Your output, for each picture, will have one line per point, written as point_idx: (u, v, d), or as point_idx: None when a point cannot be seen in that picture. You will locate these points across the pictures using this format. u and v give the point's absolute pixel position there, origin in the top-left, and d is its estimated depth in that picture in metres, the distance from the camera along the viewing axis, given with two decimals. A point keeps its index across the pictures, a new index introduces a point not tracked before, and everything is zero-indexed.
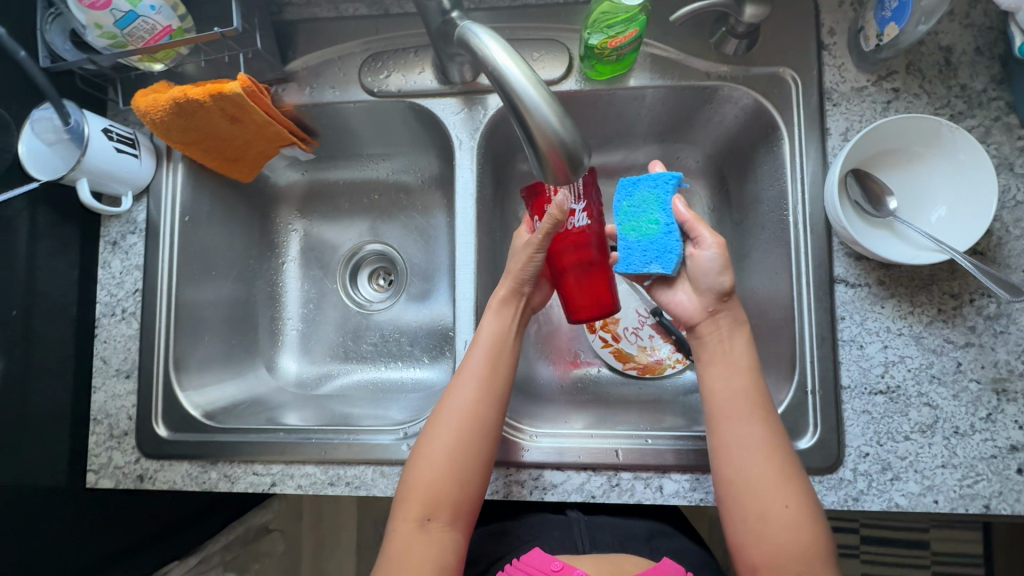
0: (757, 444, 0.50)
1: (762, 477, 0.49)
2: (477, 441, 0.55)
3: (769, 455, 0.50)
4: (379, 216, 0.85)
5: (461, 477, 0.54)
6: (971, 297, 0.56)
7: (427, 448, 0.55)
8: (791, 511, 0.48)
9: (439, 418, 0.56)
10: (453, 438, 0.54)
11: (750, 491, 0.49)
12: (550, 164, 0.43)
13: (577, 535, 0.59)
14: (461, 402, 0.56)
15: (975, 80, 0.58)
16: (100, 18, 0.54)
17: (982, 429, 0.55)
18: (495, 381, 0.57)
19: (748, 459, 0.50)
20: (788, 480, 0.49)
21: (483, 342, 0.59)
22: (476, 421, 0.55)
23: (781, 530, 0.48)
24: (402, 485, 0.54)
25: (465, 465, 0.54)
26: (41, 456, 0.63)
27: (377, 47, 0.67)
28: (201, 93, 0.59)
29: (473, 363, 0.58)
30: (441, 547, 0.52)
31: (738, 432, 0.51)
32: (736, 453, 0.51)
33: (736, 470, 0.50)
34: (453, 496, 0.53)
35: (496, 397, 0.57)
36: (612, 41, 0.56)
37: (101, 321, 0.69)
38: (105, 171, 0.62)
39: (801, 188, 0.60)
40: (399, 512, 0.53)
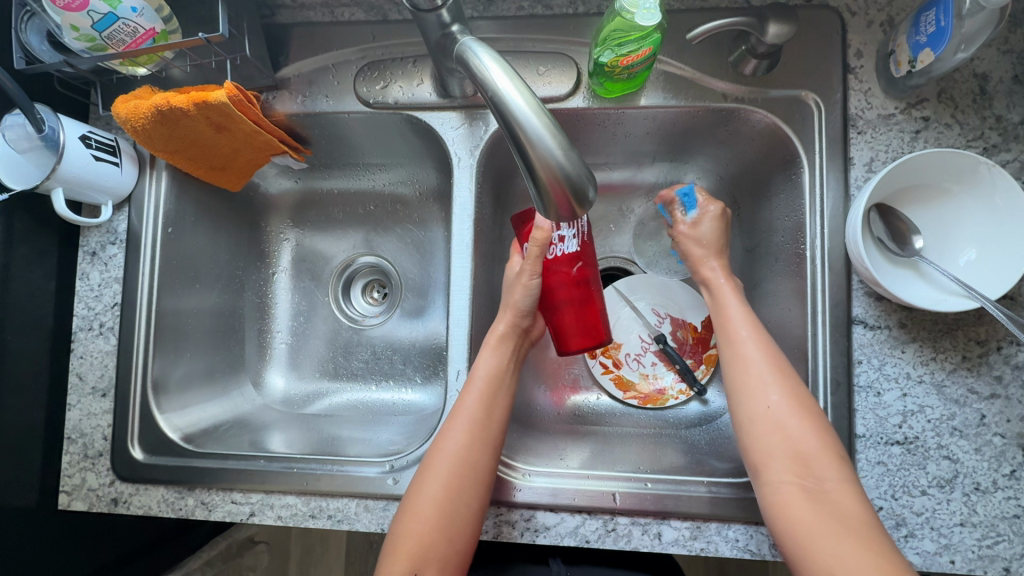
0: (761, 351, 0.52)
1: (770, 378, 0.50)
2: (469, 486, 0.51)
3: (775, 359, 0.52)
4: (374, 228, 0.82)
5: (451, 527, 0.49)
6: (998, 345, 0.53)
7: (416, 494, 0.51)
8: (796, 407, 0.48)
9: (431, 461, 0.52)
10: (444, 484, 0.50)
11: (756, 393, 0.50)
12: (552, 197, 0.39)
13: None
14: (454, 442, 0.52)
15: (1011, 111, 0.54)
16: (76, 20, 0.50)
17: (1005, 486, 0.52)
18: (489, 425, 0.54)
19: (756, 362, 0.52)
20: (793, 384, 0.50)
21: (477, 382, 0.56)
22: (468, 464, 0.51)
23: (787, 432, 0.48)
24: (389, 538, 0.49)
25: (455, 513, 0.49)
26: (9, 478, 0.60)
27: (374, 55, 0.63)
28: (185, 102, 0.56)
29: (465, 404, 0.54)
30: None
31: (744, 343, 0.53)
32: (744, 358, 0.52)
33: (745, 376, 0.51)
34: (443, 547, 0.48)
35: (490, 440, 0.53)
36: (624, 60, 0.52)
37: (78, 335, 0.66)
38: (83, 180, 0.58)
39: (820, 220, 0.56)
40: (383, 568, 0.48)
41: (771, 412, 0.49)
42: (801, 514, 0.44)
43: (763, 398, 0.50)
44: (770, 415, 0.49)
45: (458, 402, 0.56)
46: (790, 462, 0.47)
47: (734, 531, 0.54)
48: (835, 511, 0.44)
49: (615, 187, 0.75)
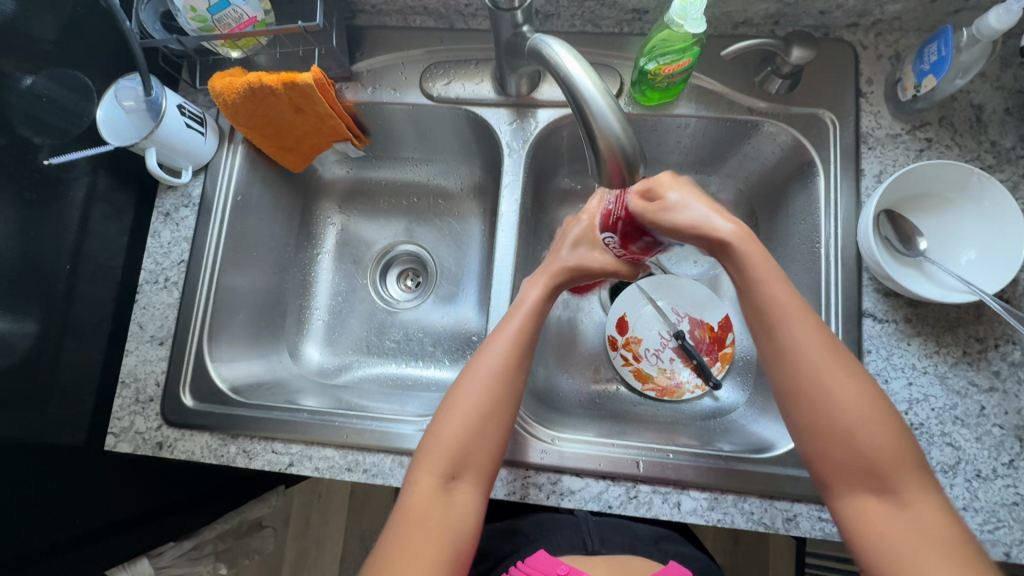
0: (822, 355, 0.46)
1: (831, 383, 0.45)
2: (505, 400, 0.53)
3: (841, 365, 0.46)
4: (415, 219, 0.88)
5: (485, 440, 0.52)
6: (996, 343, 0.58)
7: (448, 412, 0.53)
8: (872, 416, 0.44)
9: (468, 381, 0.54)
10: (483, 402, 0.52)
11: (827, 408, 0.45)
12: (607, 167, 0.45)
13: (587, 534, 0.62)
14: (493, 365, 0.54)
15: (1004, 138, 0.61)
16: (195, 2, 0.58)
17: (1004, 475, 0.55)
18: (527, 347, 0.56)
19: (821, 366, 0.46)
20: (863, 387, 0.45)
21: (523, 311, 0.58)
22: (507, 382, 0.54)
23: (860, 440, 0.44)
24: (426, 440, 0.53)
25: (490, 427, 0.52)
26: (64, 413, 0.63)
27: (440, 57, 0.71)
28: (275, 81, 0.63)
29: (508, 331, 0.56)
30: (465, 508, 0.50)
31: (796, 332, 0.47)
32: (806, 367, 0.46)
33: (807, 386, 0.46)
34: (478, 456, 0.52)
35: (525, 365, 0.55)
36: (665, 69, 0.59)
37: (142, 288, 0.71)
38: (173, 144, 0.65)
39: (833, 222, 0.62)
40: (419, 467, 0.51)
41: (842, 421, 0.44)
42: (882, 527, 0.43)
43: (832, 413, 0.45)
44: (842, 425, 0.44)
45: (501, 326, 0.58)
46: (862, 474, 0.44)
47: (749, 504, 0.58)
48: (920, 523, 0.42)
49: None
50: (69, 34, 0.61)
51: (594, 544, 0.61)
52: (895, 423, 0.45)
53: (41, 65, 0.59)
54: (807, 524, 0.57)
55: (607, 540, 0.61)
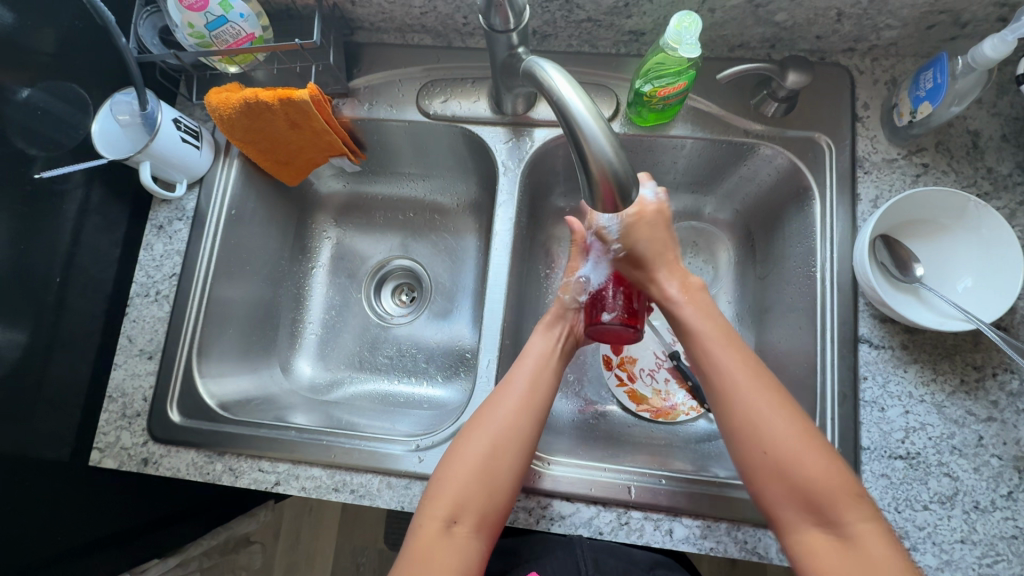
0: (758, 394, 0.50)
1: (767, 425, 0.49)
2: (512, 450, 0.53)
3: (770, 404, 0.50)
4: (411, 234, 0.88)
5: (490, 487, 0.52)
6: (994, 372, 0.57)
7: (454, 459, 0.53)
8: (805, 444, 0.48)
9: (476, 429, 0.55)
10: (490, 449, 0.53)
11: (759, 443, 0.49)
12: (600, 191, 0.45)
13: (581, 557, 0.59)
14: (502, 412, 0.55)
15: (1001, 164, 0.61)
16: (193, 18, 0.58)
17: (1003, 507, 0.54)
18: (537, 398, 0.56)
19: (755, 404, 0.50)
20: (796, 424, 0.49)
21: (530, 361, 0.59)
22: (514, 431, 0.54)
23: (799, 475, 0.47)
24: (431, 485, 0.53)
25: (497, 472, 0.52)
26: (47, 428, 0.62)
27: (437, 75, 0.72)
28: (271, 97, 0.63)
29: (518, 378, 0.58)
30: (466, 553, 0.50)
31: (727, 367, 0.52)
32: (752, 418, 0.49)
33: (745, 425, 0.50)
34: (482, 501, 0.51)
35: (536, 411, 0.56)
36: (661, 91, 0.59)
37: (133, 300, 0.70)
38: (168, 158, 0.65)
39: (829, 247, 0.62)
40: (423, 511, 0.51)
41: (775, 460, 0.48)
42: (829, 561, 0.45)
43: (769, 449, 0.48)
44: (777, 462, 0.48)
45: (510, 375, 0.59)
46: (806, 511, 0.47)
47: (743, 532, 0.56)
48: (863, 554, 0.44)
49: None
50: (66, 48, 0.62)
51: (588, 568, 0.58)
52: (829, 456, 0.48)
53: (36, 78, 0.59)
54: None
55: (601, 563, 0.59)
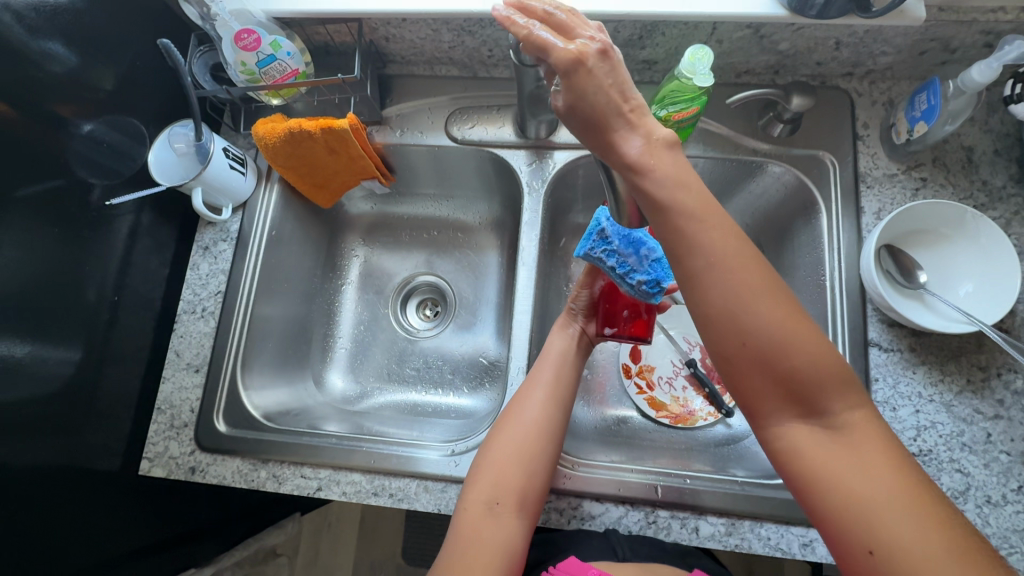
0: (746, 278, 0.39)
1: (766, 330, 0.39)
2: (545, 434, 0.57)
3: (767, 310, 0.39)
4: (435, 251, 0.93)
5: (528, 470, 0.55)
6: (998, 372, 0.60)
7: (491, 448, 0.57)
8: (796, 342, 0.39)
9: (508, 419, 0.59)
10: (524, 435, 0.57)
11: (755, 352, 0.39)
12: (626, 207, 0.49)
13: (616, 543, 0.58)
14: (532, 403, 0.59)
15: (994, 177, 0.65)
16: (246, 57, 0.63)
17: (1014, 500, 0.57)
18: (562, 387, 0.61)
19: (746, 299, 0.39)
20: (790, 323, 0.39)
21: (553, 357, 0.64)
22: (546, 419, 0.58)
23: (798, 377, 0.39)
24: (472, 475, 0.56)
25: (533, 456, 0.56)
26: (100, 439, 0.66)
27: (464, 103, 0.77)
28: (313, 126, 0.68)
29: (544, 374, 0.62)
30: (511, 532, 0.52)
31: (715, 269, 0.39)
32: (735, 318, 0.39)
33: (738, 327, 0.39)
34: (522, 483, 0.55)
35: (561, 401, 0.60)
36: (675, 116, 0.64)
37: (180, 317, 0.74)
38: (217, 183, 0.70)
39: (837, 256, 0.66)
40: (466, 496, 0.55)
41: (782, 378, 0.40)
42: (832, 463, 0.39)
43: (767, 356, 0.39)
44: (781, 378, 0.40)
45: (534, 370, 0.63)
46: (790, 414, 0.41)
47: (767, 530, 0.59)
48: (853, 450, 0.39)
49: None
50: (127, 85, 0.67)
51: (624, 551, 0.57)
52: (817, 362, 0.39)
53: (100, 113, 0.64)
54: (824, 550, 0.58)
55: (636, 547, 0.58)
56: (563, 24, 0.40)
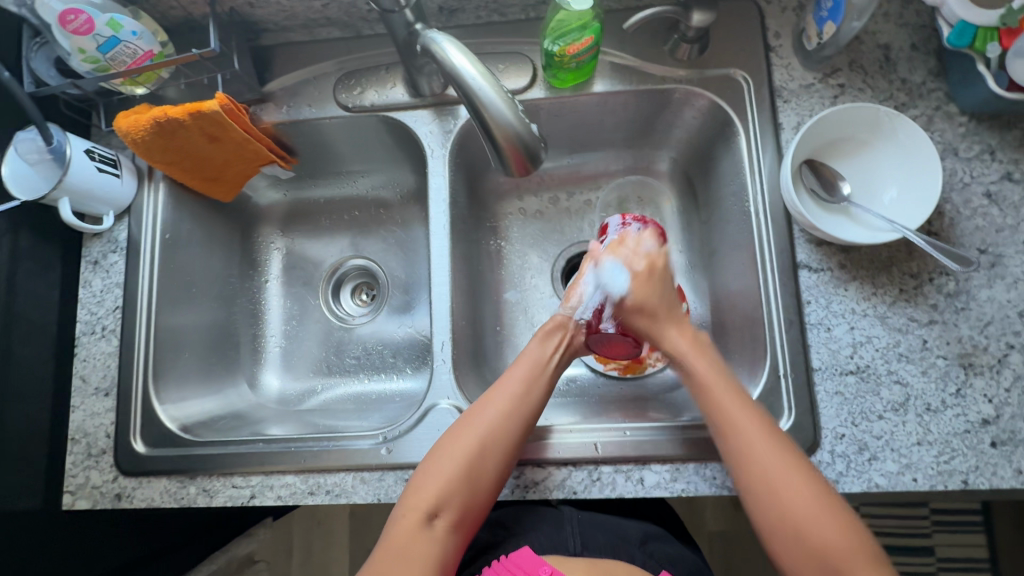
0: (750, 428, 0.50)
1: (759, 455, 0.49)
2: (499, 448, 0.53)
3: (765, 429, 0.50)
4: (359, 231, 0.86)
5: (472, 484, 0.52)
6: (930, 276, 0.58)
7: (439, 454, 0.54)
8: (790, 481, 0.48)
9: (464, 424, 0.55)
10: (476, 445, 0.53)
11: (754, 475, 0.49)
12: (509, 157, 0.46)
13: (569, 535, 0.60)
14: (489, 412, 0.55)
15: (914, 74, 0.62)
16: (83, 43, 0.57)
17: (953, 404, 0.55)
18: (529, 400, 0.56)
19: (769, 470, 0.48)
20: (792, 456, 0.49)
21: (525, 362, 0.58)
22: (501, 430, 0.54)
23: (815, 543, 0.46)
24: (415, 478, 0.53)
25: (480, 470, 0.52)
26: (11, 481, 0.61)
27: (352, 66, 0.71)
28: (180, 112, 0.62)
29: (511, 383, 0.57)
30: (441, 547, 0.50)
31: (729, 437, 0.51)
32: (747, 452, 0.49)
33: (756, 485, 0.49)
34: (463, 497, 0.52)
35: (522, 415, 0.55)
36: (570, 48, 0.59)
37: (80, 340, 0.69)
38: (87, 190, 0.64)
39: (759, 180, 0.63)
40: (405, 504, 0.52)
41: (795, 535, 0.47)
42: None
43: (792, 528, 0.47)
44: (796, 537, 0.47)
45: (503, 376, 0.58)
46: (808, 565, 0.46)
47: (711, 469, 0.58)
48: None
49: (584, 176, 0.80)
50: None
51: (576, 545, 0.59)
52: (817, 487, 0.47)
53: None
54: None
55: (588, 539, 0.60)
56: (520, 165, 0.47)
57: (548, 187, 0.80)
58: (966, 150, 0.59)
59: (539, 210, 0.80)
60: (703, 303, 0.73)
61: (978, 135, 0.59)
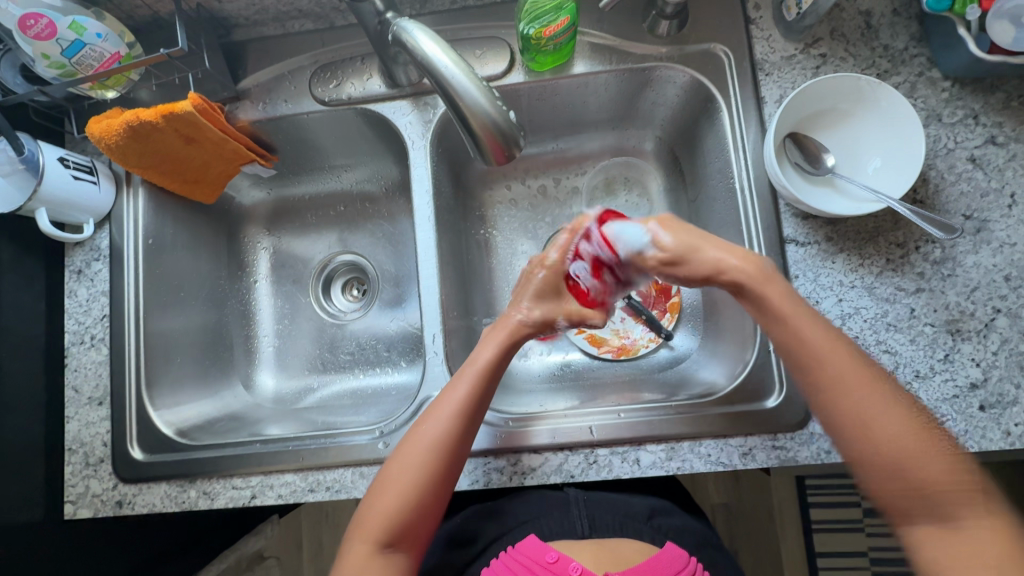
0: (840, 360, 0.48)
1: (855, 385, 0.46)
2: (443, 472, 0.52)
3: (834, 335, 0.49)
4: (347, 227, 0.86)
5: (420, 511, 0.51)
6: (916, 245, 0.58)
7: (386, 480, 0.52)
8: (893, 412, 0.45)
9: (406, 448, 0.53)
10: (420, 472, 0.51)
11: (855, 408, 0.46)
12: (487, 146, 0.46)
13: (577, 518, 0.61)
14: (431, 433, 0.52)
15: (896, 40, 0.61)
16: (46, 48, 0.55)
17: (942, 370, 0.56)
18: (472, 414, 0.54)
19: (861, 389, 0.46)
20: (881, 386, 0.47)
21: (469, 373, 0.55)
22: (444, 454, 0.52)
23: (892, 437, 0.45)
24: (365, 502, 0.52)
25: (426, 493, 0.51)
26: (10, 495, 0.61)
27: (326, 59, 0.69)
28: (153, 115, 0.61)
29: (453, 395, 0.54)
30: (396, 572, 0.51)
31: (825, 367, 0.48)
32: (839, 383, 0.47)
33: (843, 408, 0.47)
34: (411, 523, 0.51)
35: (465, 432, 0.53)
36: (546, 30, 0.58)
37: (70, 350, 0.69)
38: (63, 199, 0.63)
39: (743, 156, 0.62)
40: (355, 533, 0.51)
41: (880, 457, 0.45)
42: (933, 559, 0.43)
43: (878, 448, 0.45)
44: (880, 459, 0.45)
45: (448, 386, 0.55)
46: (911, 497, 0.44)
47: (705, 446, 0.58)
48: (966, 530, 0.42)
49: (568, 160, 0.79)
50: None
51: (585, 527, 0.60)
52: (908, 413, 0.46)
53: None
54: (763, 455, 0.57)
55: (597, 521, 0.60)
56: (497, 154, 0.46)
57: (533, 172, 0.80)
58: (949, 116, 0.59)
59: (524, 196, 0.80)
60: None
61: (962, 100, 0.59)
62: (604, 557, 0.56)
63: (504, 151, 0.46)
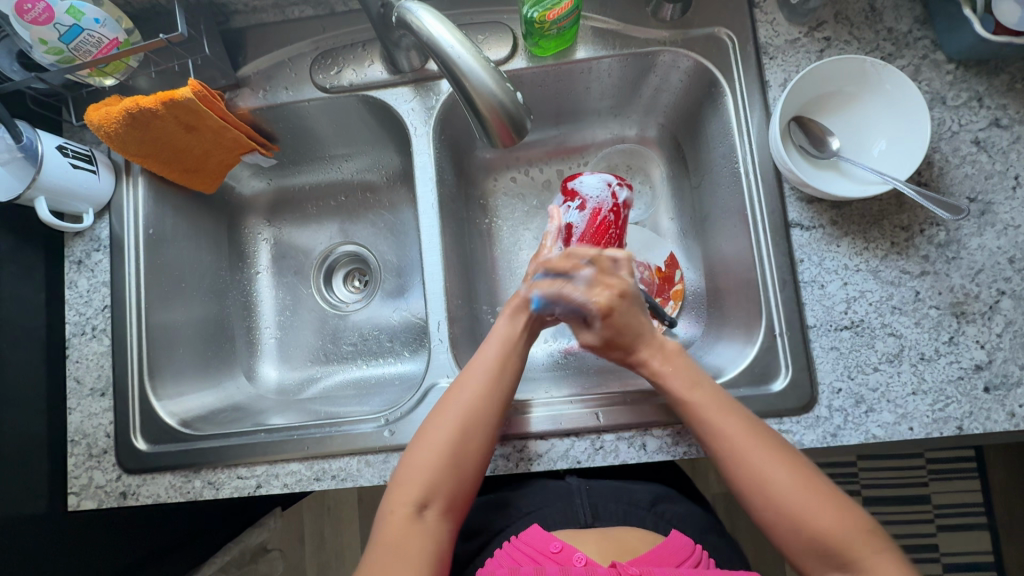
0: (734, 432, 0.51)
1: (748, 454, 0.49)
2: (478, 425, 0.54)
3: (725, 405, 0.52)
4: (348, 217, 0.85)
5: (459, 467, 0.52)
6: (921, 228, 0.58)
7: (423, 437, 0.54)
8: (798, 483, 0.48)
9: (443, 407, 0.55)
10: (455, 426, 0.53)
11: (755, 481, 0.49)
12: (494, 129, 0.45)
13: (580, 506, 0.61)
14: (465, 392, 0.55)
15: (900, 23, 0.61)
16: (44, 33, 0.54)
17: (946, 352, 0.56)
18: (505, 373, 0.56)
19: (756, 458, 0.49)
20: (777, 448, 0.50)
21: (496, 336, 0.58)
22: (479, 409, 0.54)
23: (782, 503, 0.48)
24: (400, 469, 0.53)
25: (463, 448, 0.53)
26: (14, 486, 0.61)
27: (327, 45, 0.69)
28: (153, 102, 0.60)
29: (484, 355, 0.57)
30: (437, 535, 0.51)
31: (722, 441, 0.51)
32: (742, 456, 0.50)
33: (753, 481, 0.49)
34: (449, 482, 0.52)
35: (501, 388, 0.55)
36: (550, 14, 0.57)
37: (71, 341, 0.68)
38: (63, 188, 0.62)
39: (747, 140, 0.62)
40: (392, 497, 0.52)
41: (787, 512, 0.48)
42: None
43: (780, 504, 0.48)
44: (787, 517, 0.48)
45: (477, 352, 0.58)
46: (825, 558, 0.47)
47: None
48: None
49: (569, 149, 0.79)
50: None
51: (587, 517, 0.59)
52: (800, 471, 0.48)
53: None
54: None
55: (600, 510, 0.60)
56: (505, 136, 0.46)
57: (535, 160, 0.79)
58: (954, 98, 0.59)
59: (527, 184, 0.80)
60: (697, 271, 0.74)
61: (966, 83, 0.59)
62: (611, 547, 0.55)
63: (510, 131, 0.45)
